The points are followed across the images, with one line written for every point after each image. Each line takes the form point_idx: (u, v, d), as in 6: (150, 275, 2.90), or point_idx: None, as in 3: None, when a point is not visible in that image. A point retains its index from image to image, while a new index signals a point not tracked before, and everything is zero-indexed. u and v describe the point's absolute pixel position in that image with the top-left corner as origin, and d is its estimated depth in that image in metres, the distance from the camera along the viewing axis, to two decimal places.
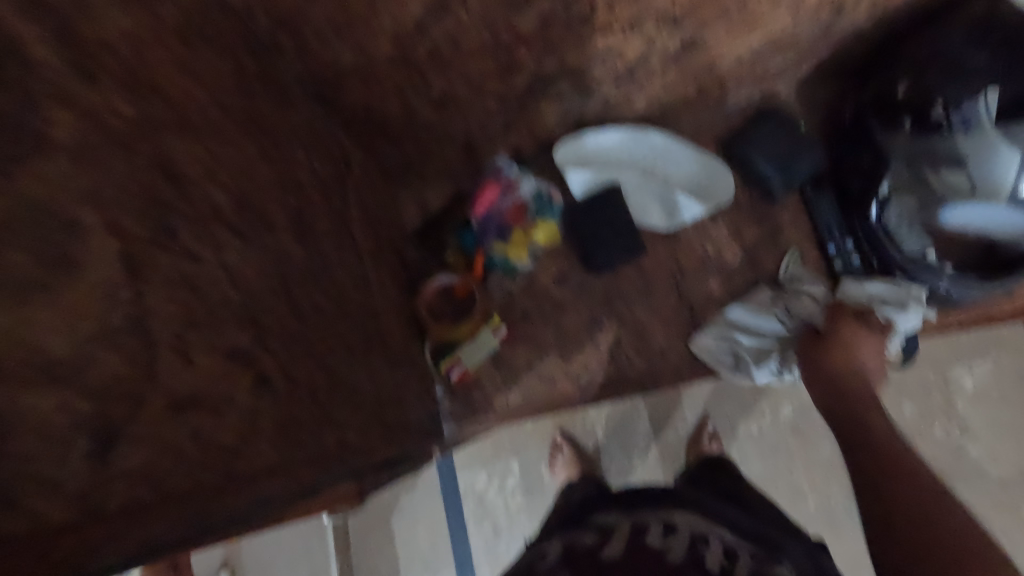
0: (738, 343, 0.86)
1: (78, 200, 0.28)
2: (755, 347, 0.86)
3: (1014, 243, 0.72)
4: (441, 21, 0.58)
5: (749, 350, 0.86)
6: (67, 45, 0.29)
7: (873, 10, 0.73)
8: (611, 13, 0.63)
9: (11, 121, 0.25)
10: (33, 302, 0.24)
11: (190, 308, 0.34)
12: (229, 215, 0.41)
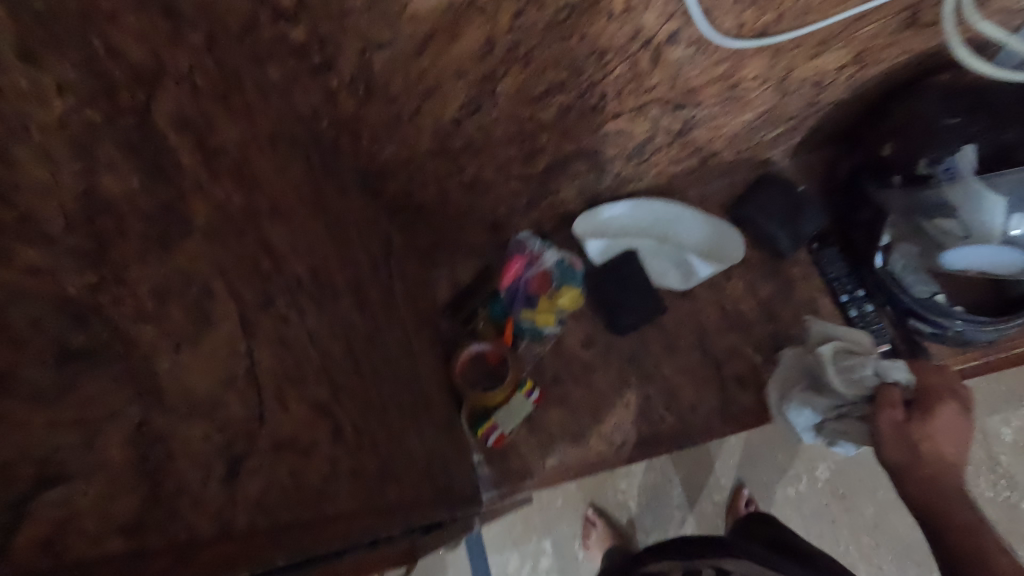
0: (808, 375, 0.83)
1: (211, 270, 0.34)
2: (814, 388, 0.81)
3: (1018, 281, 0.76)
4: (474, 117, 0.67)
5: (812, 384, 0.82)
6: (200, 153, 0.37)
7: (851, 85, 0.83)
8: (620, 101, 0.72)
9: (168, 210, 0.31)
10: (186, 349, 0.29)
11: (284, 363, 0.39)
12: (307, 286, 0.47)
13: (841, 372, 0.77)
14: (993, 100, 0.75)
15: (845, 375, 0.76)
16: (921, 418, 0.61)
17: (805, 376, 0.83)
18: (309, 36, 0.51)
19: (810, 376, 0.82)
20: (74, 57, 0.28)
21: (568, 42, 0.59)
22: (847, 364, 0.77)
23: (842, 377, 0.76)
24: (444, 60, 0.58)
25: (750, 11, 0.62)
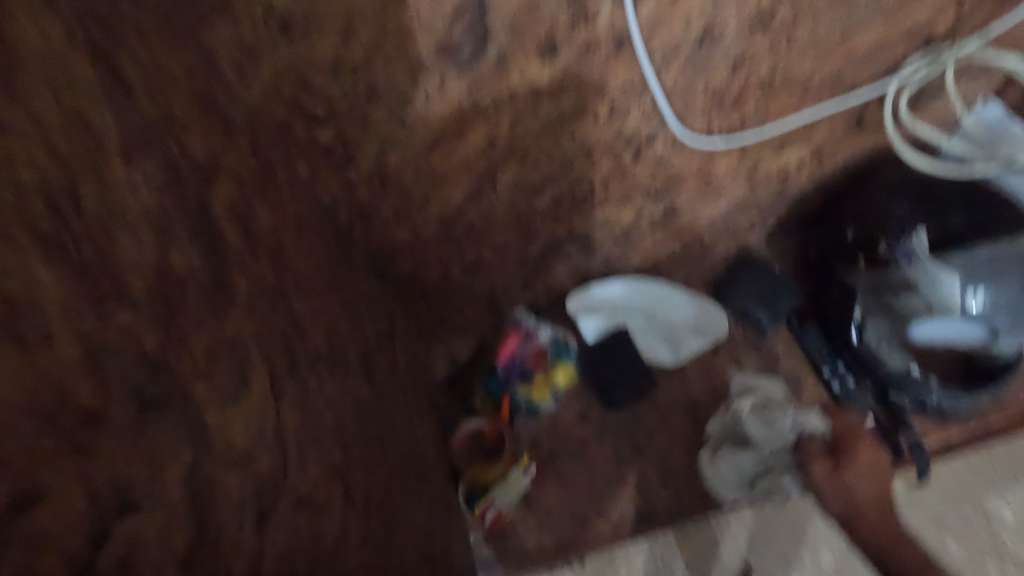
0: (729, 433, 0.92)
1: (250, 338, 0.38)
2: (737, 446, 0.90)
3: (988, 355, 0.83)
4: (477, 206, 0.74)
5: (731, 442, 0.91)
6: (243, 235, 0.42)
7: (812, 177, 0.92)
8: (607, 190, 0.80)
9: (219, 284, 0.36)
10: (229, 406, 0.33)
11: (304, 426, 0.43)
12: (324, 357, 0.51)
13: (764, 426, 0.90)
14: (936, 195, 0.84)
15: (767, 428, 0.89)
16: (850, 462, 0.86)
17: (729, 435, 0.92)
18: (334, 137, 0.57)
19: (733, 434, 0.92)
20: (157, 156, 0.33)
21: (560, 142, 0.68)
22: (770, 415, 0.91)
23: (766, 430, 0.89)
24: (452, 156, 0.65)
25: (715, 115, 0.72)
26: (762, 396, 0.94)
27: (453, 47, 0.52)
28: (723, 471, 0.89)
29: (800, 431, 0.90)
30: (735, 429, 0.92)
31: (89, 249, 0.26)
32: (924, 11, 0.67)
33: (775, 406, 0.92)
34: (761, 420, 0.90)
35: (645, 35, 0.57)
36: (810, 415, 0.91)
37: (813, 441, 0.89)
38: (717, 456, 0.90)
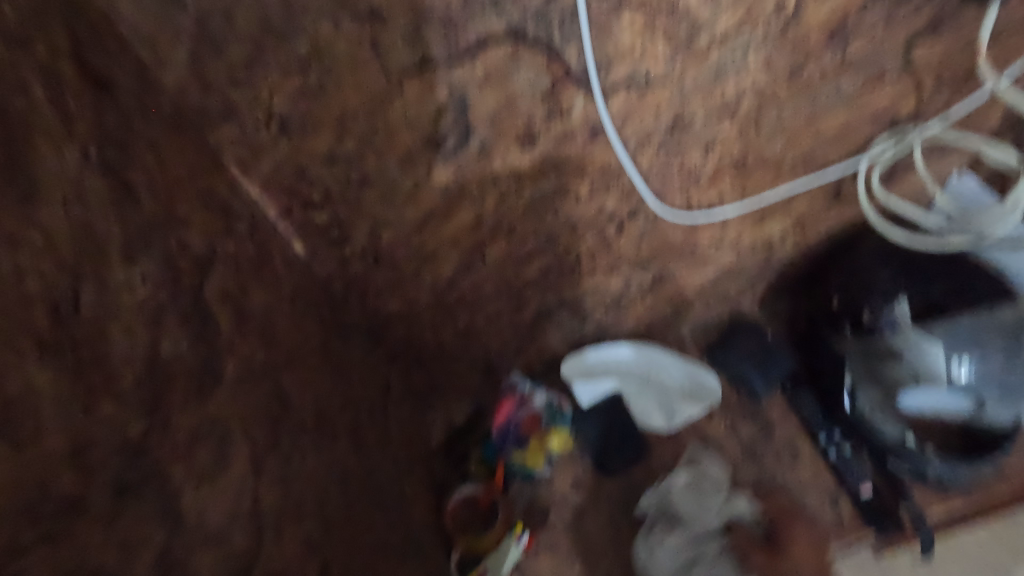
0: (663, 510, 0.91)
1: (233, 418, 0.40)
2: (669, 523, 0.89)
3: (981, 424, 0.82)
4: (467, 277, 0.77)
5: (664, 519, 0.90)
6: (235, 318, 0.45)
7: (798, 245, 0.94)
8: (594, 261, 0.83)
9: (206, 367, 0.39)
10: (205, 486, 0.35)
11: (283, 501, 0.44)
12: (310, 430, 0.53)
13: (696, 505, 0.90)
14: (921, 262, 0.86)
15: (699, 505, 0.90)
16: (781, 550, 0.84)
17: (663, 511, 0.91)
18: (329, 219, 0.62)
19: (667, 510, 0.91)
20: (155, 254, 0.37)
21: (545, 218, 0.71)
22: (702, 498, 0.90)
23: (698, 509, 0.89)
24: (441, 233, 0.69)
25: (693, 192, 0.75)
26: (698, 471, 0.94)
27: (439, 140, 0.57)
28: (656, 550, 0.87)
29: (729, 517, 0.88)
30: (669, 506, 0.91)
31: (84, 347, 0.29)
32: (887, 97, 0.70)
33: (708, 484, 0.92)
34: (693, 497, 0.91)
35: (618, 125, 0.62)
36: (738, 500, 0.90)
37: (743, 529, 0.87)
38: (651, 532, 0.89)
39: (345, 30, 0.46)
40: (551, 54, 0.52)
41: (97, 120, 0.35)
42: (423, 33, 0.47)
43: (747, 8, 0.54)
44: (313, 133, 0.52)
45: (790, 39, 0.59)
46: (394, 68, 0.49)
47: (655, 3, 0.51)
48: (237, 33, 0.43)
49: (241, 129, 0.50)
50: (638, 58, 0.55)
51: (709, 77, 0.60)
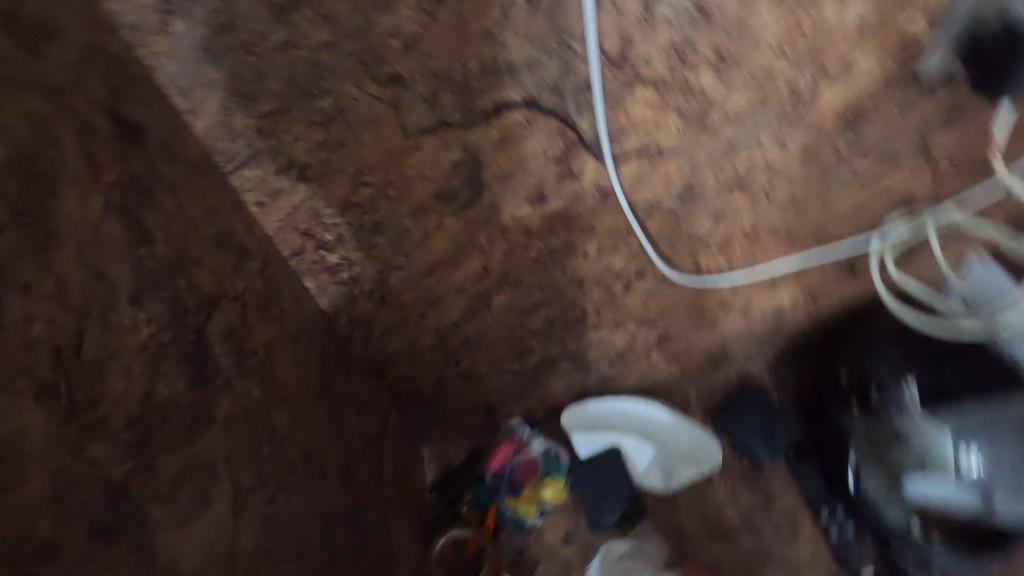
0: None
1: (220, 458, 0.41)
2: None
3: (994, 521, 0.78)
4: (472, 322, 0.78)
5: None
6: (235, 356, 0.46)
7: (810, 315, 0.91)
8: (599, 315, 0.83)
9: (199, 407, 0.40)
10: (182, 529, 0.36)
11: (261, 544, 0.45)
12: (298, 468, 0.54)
13: None
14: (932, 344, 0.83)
15: None
16: None
17: None
18: (340, 260, 0.63)
19: None
20: (163, 295, 0.39)
21: (552, 272, 0.72)
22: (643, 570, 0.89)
23: None
24: (449, 279, 0.70)
25: (702, 257, 0.76)
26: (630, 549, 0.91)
27: (450, 193, 0.59)
28: None
29: None
30: None
31: (80, 389, 0.30)
32: (902, 179, 0.70)
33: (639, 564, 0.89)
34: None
35: (628, 190, 0.63)
36: None
37: None
38: None
39: (367, 91, 0.48)
40: (565, 122, 0.54)
41: (122, 168, 0.38)
42: (441, 97, 0.50)
43: (760, 91, 0.56)
44: (330, 180, 0.55)
45: (804, 121, 0.59)
46: (412, 127, 0.51)
47: (669, 82, 0.53)
48: (266, 88, 0.46)
49: (262, 173, 0.52)
50: (650, 130, 0.57)
51: (721, 151, 0.61)
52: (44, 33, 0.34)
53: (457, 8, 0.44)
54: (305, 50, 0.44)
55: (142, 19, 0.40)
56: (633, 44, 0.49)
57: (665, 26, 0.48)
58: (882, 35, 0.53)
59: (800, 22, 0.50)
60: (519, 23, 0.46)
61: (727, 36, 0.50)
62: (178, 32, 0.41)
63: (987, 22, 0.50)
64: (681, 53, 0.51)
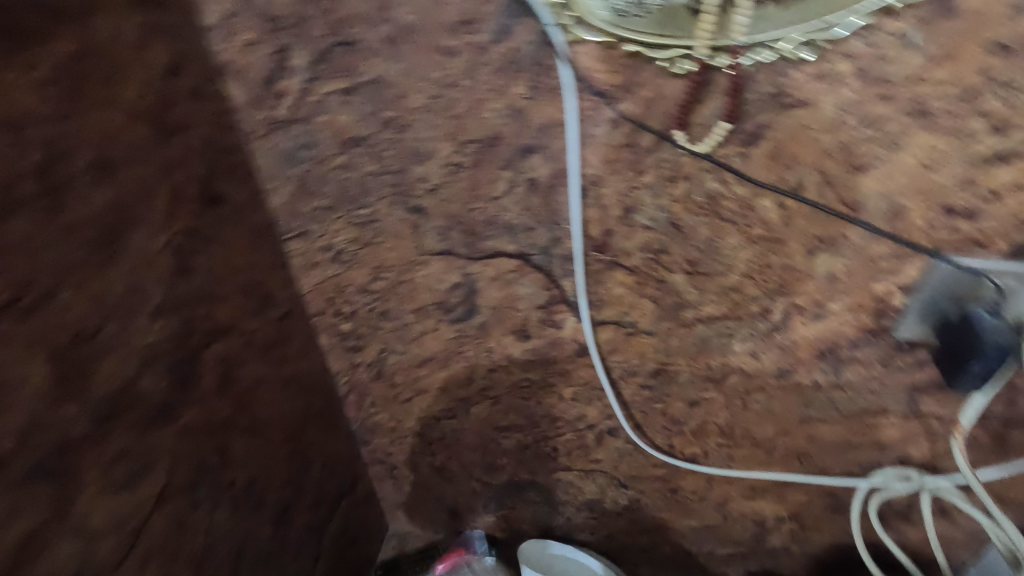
0: None
1: (169, 453, 0.51)
2: None
3: None
4: (451, 420, 0.85)
5: None
6: (219, 380, 0.57)
7: (798, 540, 0.83)
8: (570, 459, 0.85)
9: (169, 408, 0.51)
10: (107, 493, 0.45)
11: (170, 537, 0.52)
12: (236, 489, 0.62)
13: None
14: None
15: None
16: None
17: None
18: (351, 329, 0.74)
19: None
20: (180, 316, 0.51)
21: (528, 401, 0.78)
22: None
23: None
24: (437, 376, 0.79)
25: (676, 437, 0.77)
26: None
27: (448, 306, 0.69)
28: None
29: None
30: None
31: (80, 363, 0.42)
32: (893, 432, 0.68)
33: None
34: None
35: (603, 353, 0.69)
36: None
37: None
38: None
39: (397, 213, 0.61)
40: (550, 280, 0.63)
41: (189, 222, 0.52)
42: (453, 232, 0.62)
43: (731, 306, 0.61)
44: (357, 267, 0.67)
45: (776, 343, 0.63)
46: (426, 248, 0.64)
47: (645, 274, 0.60)
48: (324, 190, 0.61)
49: (307, 246, 0.65)
50: (626, 307, 0.64)
51: (694, 345, 0.66)
52: (177, 127, 0.49)
53: (473, 174, 0.56)
54: (357, 174, 0.59)
55: (253, 127, 0.56)
56: (614, 236, 0.58)
57: (642, 230, 0.57)
58: (854, 292, 0.56)
59: (769, 260, 0.56)
60: (521, 197, 0.57)
61: (698, 252, 0.57)
62: (274, 140, 0.57)
63: (948, 305, 0.54)
64: (657, 254, 0.59)
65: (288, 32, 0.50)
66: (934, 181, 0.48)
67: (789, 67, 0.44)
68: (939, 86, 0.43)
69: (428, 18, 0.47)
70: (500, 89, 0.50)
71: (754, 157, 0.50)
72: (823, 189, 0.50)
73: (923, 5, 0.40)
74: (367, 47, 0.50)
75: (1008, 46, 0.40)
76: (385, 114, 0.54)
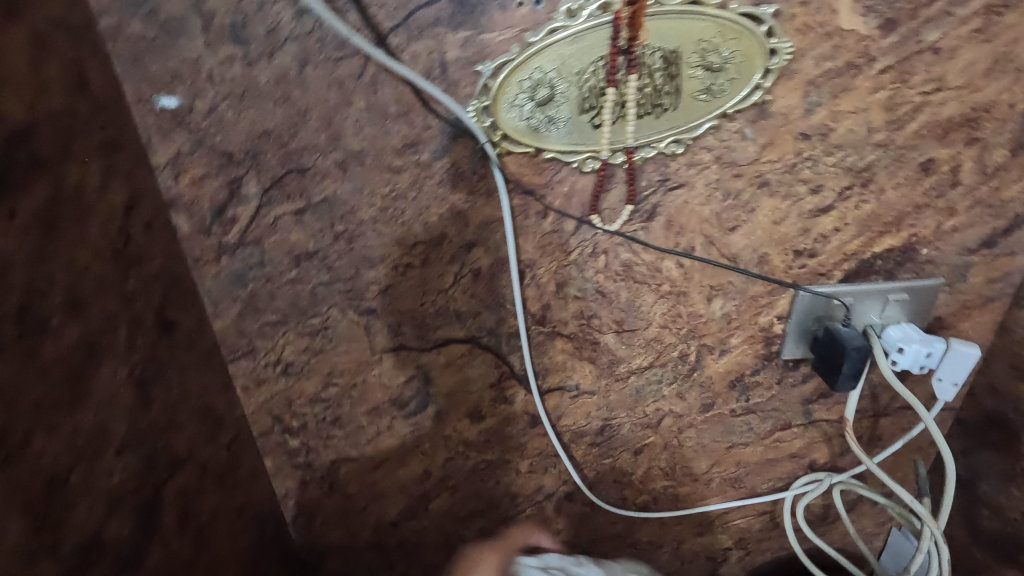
0: None
1: None
2: None
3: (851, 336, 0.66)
4: (412, 523, 0.82)
5: None
6: (179, 517, 0.56)
7: (744, 561, 0.92)
8: (533, 537, 0.86)
9: (127, 552, 0.48)
10: None
11: None
12: None
13: None
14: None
15: None
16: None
17: None
18: (300, 445, 0.74)
19: None
20: (141, 450, 0.51)
21: (487, 483, 0.80)
22: None
23: None
24: (393, 477, 0.78)
25: (628, 488, 0.83)
26: None
27: (402, 400, 0.72)
28: None
29: None
30: None
31: (53, 511, 0.41)
32: (799, 442, 0.80)
33: None
34: None
35: (553, 420, 0.75)
36: None
37: None
38: None
39: (349, 316, 0.65)
40: (499, 357, 0.69)
41: (148, 349, 0.53)
42: (405, 328, 0.66)
43: (656, 354, 0.71)
44: (307, 376, 0.68)
45: (696, 380, 0.73)
46: (378, 346, 0.67)
47: (581, 338, 0.69)
48: (273, 306, 0.63)
49: (255, 364, 0.67)
50: (568, 372, 0.71)
51: (630, 396, 0.74)
52: (135, 260, 0.52)
53: (422, 271, 0.63)
54: (309, 285, 0.62)
55: (200, 254, 0.59)
56: (550, 309, 0.66)
57: (574, 300, 0.66)
58: (747, 327, 0.70)
59: (678, 310, 0.68)
60: (467, 287, 0.64)
61: (622, 313, 0.67)
62: (223, 264, 0.60)
63: (814, 325, 0.69)
64: (589, 320, 0.67)
65: (242, 165, 0.55)
66: (783, 230, 0.63)
67: (667, 159, 0.58)
68: (770, 164, 0.59)
69: (375, 144, 0.55)
70: (442, 196, 0.58)
71: (654, 229, 0.62)
72: (709, 247, 0.63)
73: (749, 111, 0.56)
74: (319, 171, 0.56)
75: (805, 133, 0.57)
76: (336, 228, 0.59)
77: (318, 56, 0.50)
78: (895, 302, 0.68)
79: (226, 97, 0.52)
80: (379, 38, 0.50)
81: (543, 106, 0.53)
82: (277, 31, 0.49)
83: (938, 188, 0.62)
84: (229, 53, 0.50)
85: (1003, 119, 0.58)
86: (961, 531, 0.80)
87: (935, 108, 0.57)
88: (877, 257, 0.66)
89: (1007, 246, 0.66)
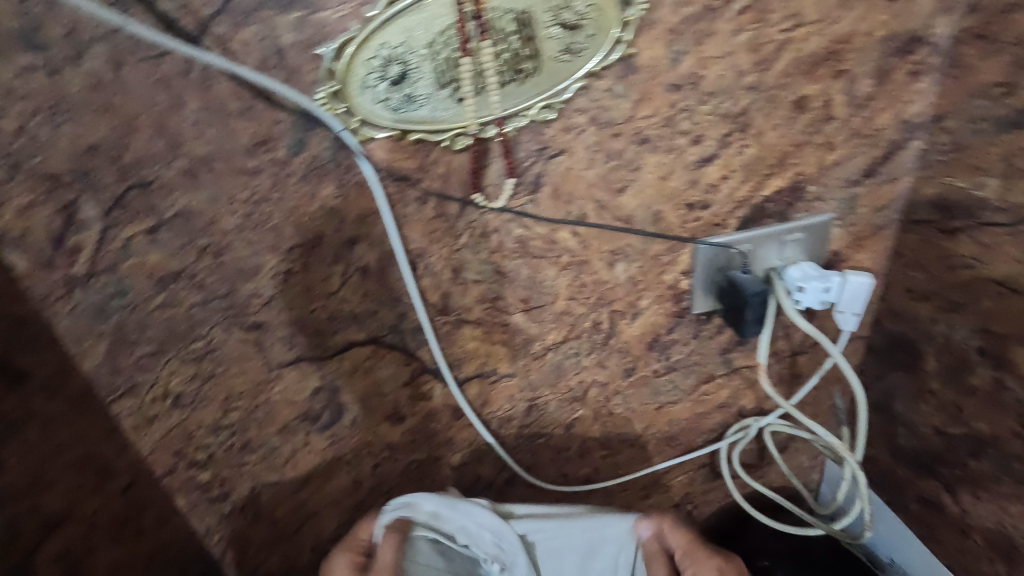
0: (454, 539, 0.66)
1: None
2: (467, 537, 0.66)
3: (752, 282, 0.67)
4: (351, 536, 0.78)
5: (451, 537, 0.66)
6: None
7: (692, 513, 0.93)
8: None
9: None
10: None
11: None
12: None
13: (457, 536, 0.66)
14: (809, 559, 0.84)
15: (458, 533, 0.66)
16: None
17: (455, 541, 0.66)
18: (213, 478, 0.66)
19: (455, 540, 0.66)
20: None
21: (422, 482, 0.78)
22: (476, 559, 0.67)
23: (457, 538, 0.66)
24: (322, 495, 0.74)
25: (567, 464, 0.82)
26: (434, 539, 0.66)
27: (313, 414, 0.68)
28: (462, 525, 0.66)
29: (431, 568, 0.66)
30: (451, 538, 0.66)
31: None
32: (726, 392, 0.81)
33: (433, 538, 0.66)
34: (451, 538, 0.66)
35: (477, 408, 0.73)
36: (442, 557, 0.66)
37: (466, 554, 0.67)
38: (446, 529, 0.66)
39: (235, 335, 0.59)
40: (409, 355, 0.67)
41: None
42: (300, 339, 0.62)
43: (568, 327, 0.70)
44: (203, 406, 0.61)
45: (614, 347, 0.73)
46: (274, 361, 0.63)
47: (489, 322, 0.67)
48: (146, 335, 0.55)
49: (140, 402, 0.57)
50: (483, 358, 0.69)
51: (551, 372, 0.73)
52: None
53: (305, 277, 0.58)
54: (182, 308, 0.56)
55: (47, 290, 0.49)
56: (451, 297, 0.64)
57: (473, 284, 0.64)
58: (655, 287, 0.69)
59: (582, 280, 0.66)
60: (357, 286, 0.61)
61: (526, 290, 0.65)
62: (76, 296, 0.51)
63: (717, 276, 0.69)
64: (493, 302, 0.65)
65: (72, 184, 0.47)
66: (672, 185, 0.62)
67: (542, 127, 0.56)
68: (647, 120, 0.57)
69: (222, 147, 0.50)
70: (310, 194, 0.54)
71: (542, 200, 0.60)
72: (601, 212, 0.62)
73: (615, 68, 0.54)
74: (164, 183, 0.50)
75: (676, 85, 0.56)
76: (199, 243, 0.53)
77: (134, 56, 0.45)
78: (791, 242, 0.68)
79: (32, 108, 0.44)
80: (199, 28, 0.45)
81: (399, 83, 0.49)
82: (77, 32, 0.43)
83: (814, 125, 0.62)
84: (23, 57, 0.42)
85: (863, 49, 0.58)
86: (884, 453, 0.84)
87: (796, 45, 0.56)
88: (767, 200, 0.66)
89: (888, 173, 0.67)
